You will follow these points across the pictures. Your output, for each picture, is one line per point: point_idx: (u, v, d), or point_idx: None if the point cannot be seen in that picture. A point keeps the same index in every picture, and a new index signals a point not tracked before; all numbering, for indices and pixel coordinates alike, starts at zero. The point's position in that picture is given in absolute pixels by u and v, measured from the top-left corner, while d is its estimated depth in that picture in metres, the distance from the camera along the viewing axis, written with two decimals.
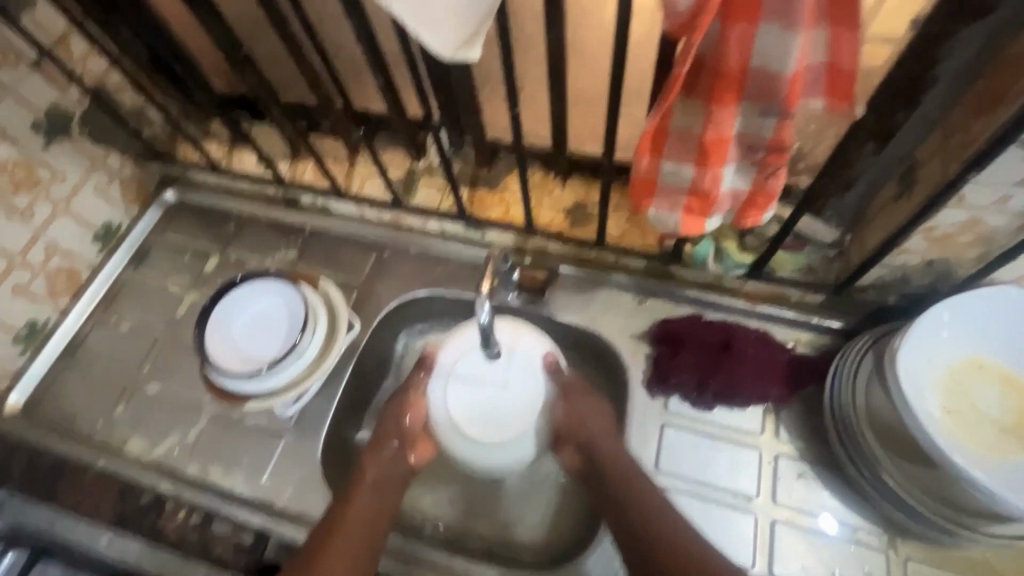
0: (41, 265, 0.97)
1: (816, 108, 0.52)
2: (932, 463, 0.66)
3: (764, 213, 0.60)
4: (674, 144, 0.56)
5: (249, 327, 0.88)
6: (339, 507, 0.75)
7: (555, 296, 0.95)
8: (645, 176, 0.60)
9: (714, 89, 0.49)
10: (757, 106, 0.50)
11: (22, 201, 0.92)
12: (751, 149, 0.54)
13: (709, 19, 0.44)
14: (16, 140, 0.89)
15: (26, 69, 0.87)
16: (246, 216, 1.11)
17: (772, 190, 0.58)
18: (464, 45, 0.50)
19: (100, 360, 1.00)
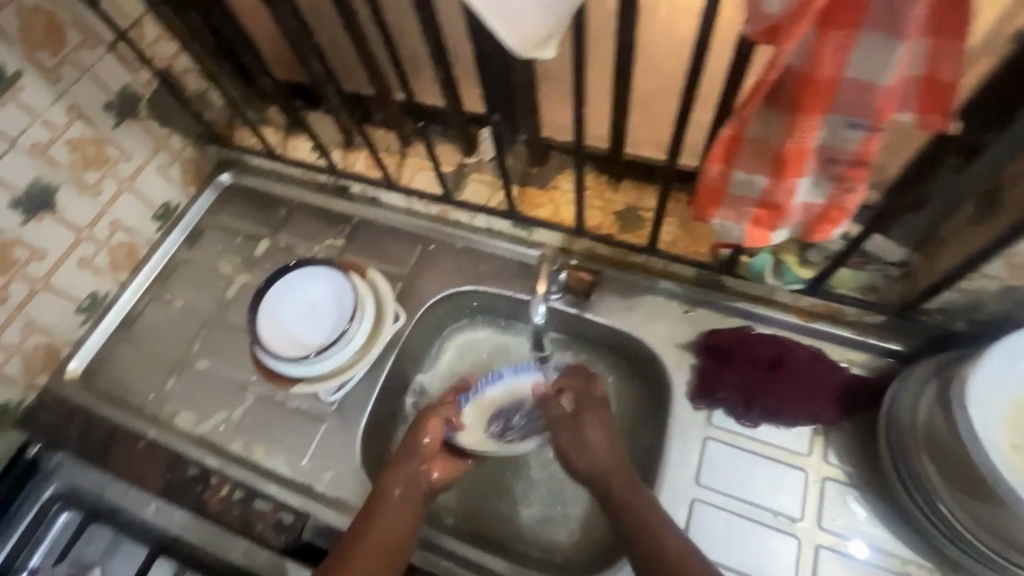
0: (105, 240, 1.00)
1: (906, 122, 0.49)
2: (997, 503, 0.63)
3: (835, 228, 0.58)
4: (748, 154, 0.54)
5: (298, 312, 0.90)
6: (361, 521, 0.75)
7: (599, 299, 0.93)
8: (714, 184, 0.58)
9: (800, 99, 0.47)
10: (845, 118, 0.48)
11: (91, 178, 0.95)
12: (831, 163, 0.52)
13: (803, 27, 0.42)
14: (89, 119, 0.92)
15: (103, 51, 0.91)
16: (297, 202, 1.13)
17: (848, 206, 0.55)
18: (541, 43, 0.50)
19: (153, 334, 1.04)
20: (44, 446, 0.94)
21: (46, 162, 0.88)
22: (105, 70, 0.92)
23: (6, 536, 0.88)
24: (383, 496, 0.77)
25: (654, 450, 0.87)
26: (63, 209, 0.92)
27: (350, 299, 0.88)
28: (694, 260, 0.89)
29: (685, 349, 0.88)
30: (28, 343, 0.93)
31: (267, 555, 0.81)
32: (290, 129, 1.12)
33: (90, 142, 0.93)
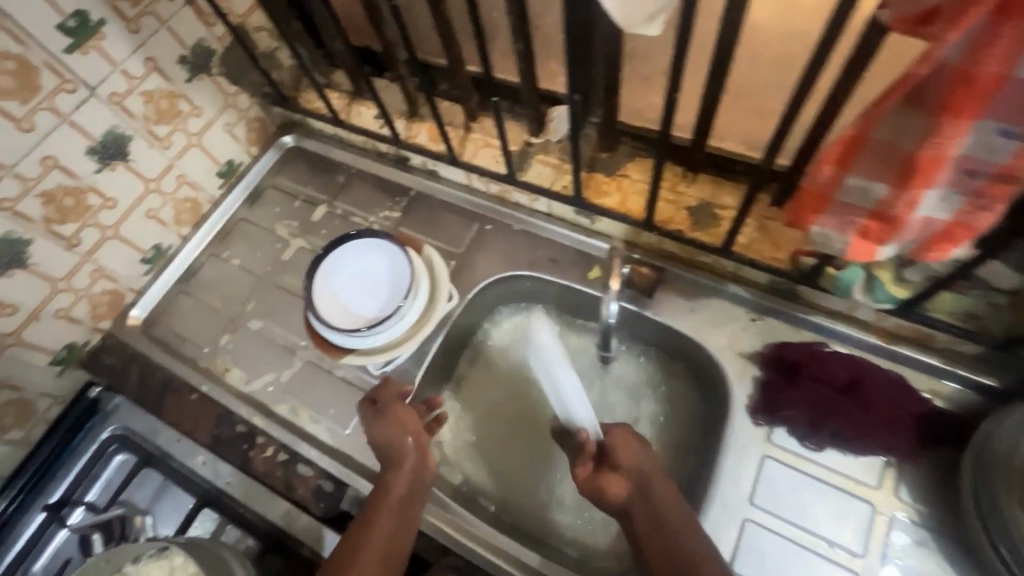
0: (171, 193, 1.02)
1: None
2: None
3: (956, 248, 0.51)
4: (869, 158, 0.48)
5: (353, 283, 0.90)
6: (359, 523, 0.75)
7: (661, 298, 0.89)
8: (821, 188, 0.53)
9: (949, 97, 0.40)
10: (999, 124, 0.41)
11: (162, 130, 0.96)
12: (971, 175, 0.45)
13: (971, 16, 0.36)
14: (163, 71, 0.92)
15: (181, 4, 0.90)
16: (357, 170, 1.12)
17: (980, 227, 0.48)
18: (646, 20, 0.46)
19: (210, 290, 1.05)
20: (105, 388, 0.98)
21: (122, 113, 0.89)
22: (182, 22, 0.92)
23: (68, 468, 0.93)
24: (380, 499, 0.76)
25: (706, 462, 0.83)
26: (135, 160, 0.93)
27: (407, 274, 0.87)
28: (772, 267, 0.81)
29: (750, 360, 0.83)
30: (95, 288, 0.96)
31: (306, 520, 0.83)
32: (355, 94, 1.09)
33: (163, 95, 0.94)
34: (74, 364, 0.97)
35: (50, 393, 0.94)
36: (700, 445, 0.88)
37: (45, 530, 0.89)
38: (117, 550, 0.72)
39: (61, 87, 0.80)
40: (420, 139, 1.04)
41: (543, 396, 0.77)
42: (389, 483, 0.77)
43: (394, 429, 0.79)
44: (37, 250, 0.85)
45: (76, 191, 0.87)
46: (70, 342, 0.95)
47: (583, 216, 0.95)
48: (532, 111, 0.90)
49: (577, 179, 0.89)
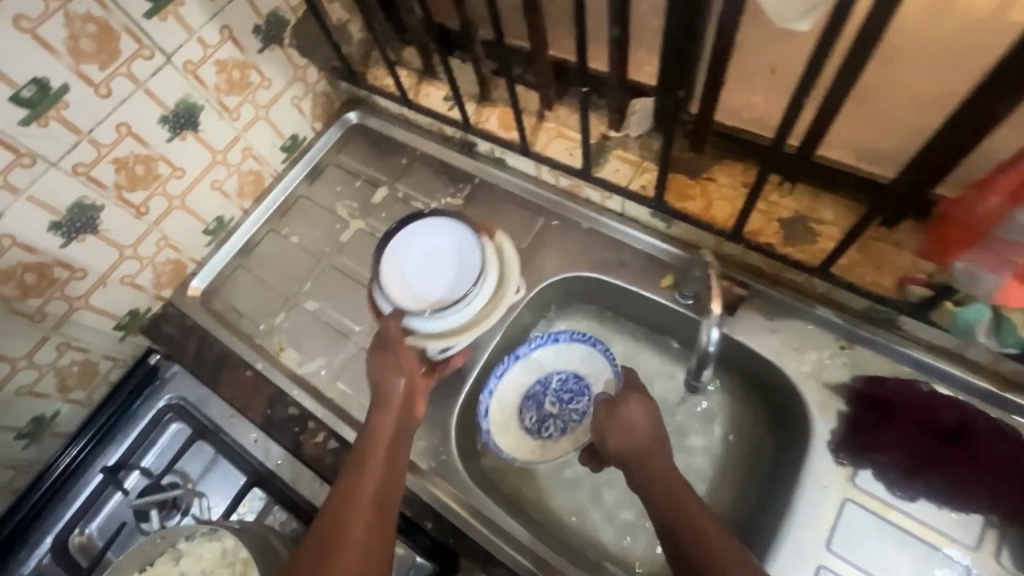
0: (236, 165, 1.01)
1: None
2: None
3: None
4: None
5: (417, 262, 0.84)
6: (353, 461, 0.73)
7: (741, 315, 0.82)
8: (978, 220, 0.55)
9: None
10: None
11: (232, 102, 0.94)
12: None
13: None
14: (237, 40, 0.90)
15: None
16: (420, 153, 1.09)
17: None
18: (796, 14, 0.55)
19: (268, 266, 1.05)
20: (164, 356, 0.99)
21: (195, 82, 0.87)
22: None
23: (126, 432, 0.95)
24: (369, 437, 0.75)
25: (774, 497, 0.77)
26: (205, 130, 0.92)
27: (477, 261, 0.81)
28: (874, 293, 0.73)
29: (838, 392, 0.76)
30: (160, 256, 0.96)
31: None
32: (424, 74, 1.05)
33: (235, 66, 0.91)
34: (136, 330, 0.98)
35: (113, 356, 0.96)
36: (767, 477, 0.82)
37: (103, 490, 0.91)
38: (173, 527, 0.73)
39: (139, 53, 0.79)
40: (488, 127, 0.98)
41: (554, 412, 0.93)
42: (376, 419, 0.76)
43: (389, 368, 0.79)
44: (108, 216, 0.85)
45: (147, 159, 0.86)
46: (134, 308, 0.96)
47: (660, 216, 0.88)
48: (616, 104, 0.84)
49: (660, 180, 0.82)
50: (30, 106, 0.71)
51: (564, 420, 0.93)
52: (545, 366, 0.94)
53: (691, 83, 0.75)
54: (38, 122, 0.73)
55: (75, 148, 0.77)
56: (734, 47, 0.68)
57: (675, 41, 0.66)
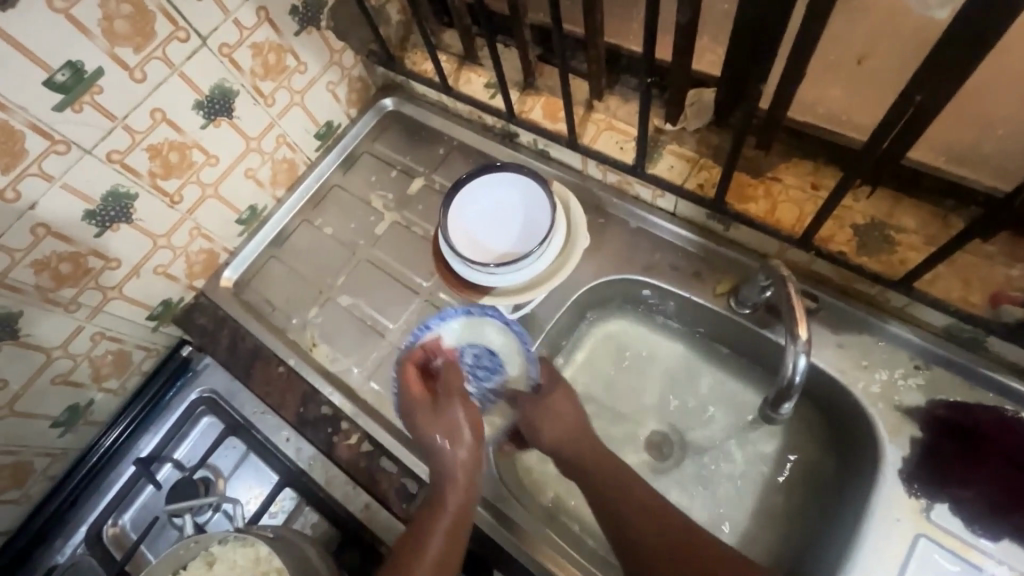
0: (270, 153, 0.97)
1: None
2: None
3: None
4: None
5: (481, 218, 0.82)
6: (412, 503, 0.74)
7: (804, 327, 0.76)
8: None
9: None
10: None
11: (267, 87, 0.90)
12: None
13: None
14: (273, 21, 0.86)
15: None
16: (458, 143, 1.04)
17: None
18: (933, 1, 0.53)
19: (300, 258, 1.02)
20: (197, 347, 0.98)
21: (230, 66, 0.84)
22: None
23: None
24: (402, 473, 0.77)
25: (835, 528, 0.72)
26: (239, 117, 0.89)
27: (544, 226, 0.78)
28: (962, 312, 0.66)
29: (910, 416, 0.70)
30: (193, 246, 0.94)
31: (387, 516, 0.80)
32: (465, 59, 0.99)
33: (270, 50, 0.87)
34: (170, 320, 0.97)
35: (146, 346, 0.95)
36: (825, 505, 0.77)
37: (137, 481, 0.91)
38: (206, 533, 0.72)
39: (174, 35, 0.75)
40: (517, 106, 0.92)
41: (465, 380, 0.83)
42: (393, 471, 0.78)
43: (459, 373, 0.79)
44: (141, 204, 0.83)
45: (182, 147, 0.83)
46: (167, 299, 0.94)
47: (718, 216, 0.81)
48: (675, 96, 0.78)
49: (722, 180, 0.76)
50: (65, 91, 0.69)
51: (481, 395, 0.85)
52: (456, 340, 0.81)
53: (767, 74, 0.68)
54: (73, 107, 0.70)
55: (109, 134, 0.75)
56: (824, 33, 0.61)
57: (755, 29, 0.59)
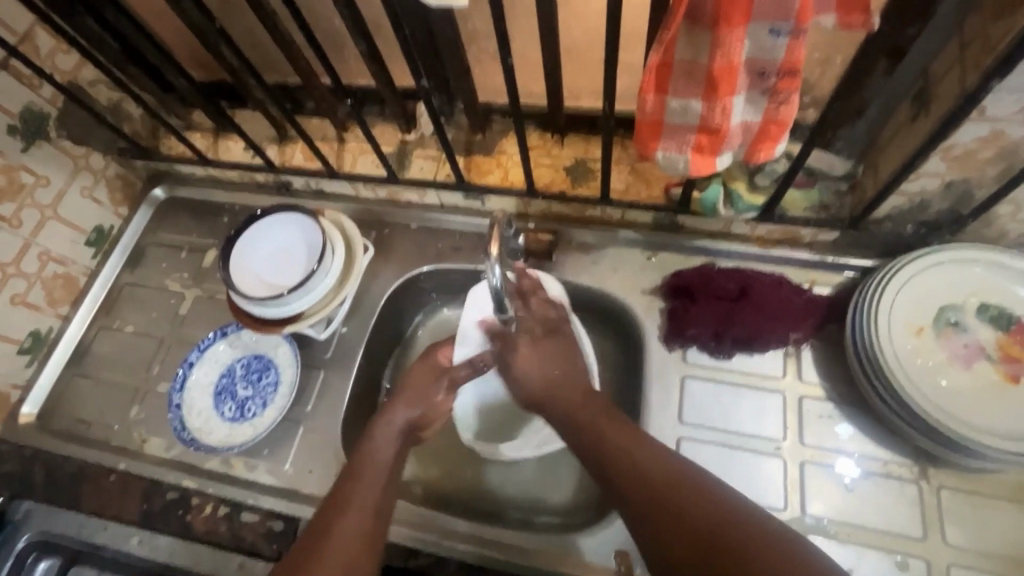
0: (35, 273, 0.81)
1: (828, 26, 0.42)
2: (974, 422, 0.59)
3: (778, 145, 0.49)
4: (681, 79, 0.45)
5: (275, 262, 0.76)
6: (292, 557, 0.53)
7: (892, 271, 0.64)
8: (649, 117, 0.49)
9: (718, 9, 0.40)
10: (767, 25, 0.41)
11: (44, 170, 0.79)
12: (761, 77, 0.44)
13: None
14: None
15: (48, 141, 0.79)
16: (413, 230, 0.86)
17: (787, 119, 0.47)
18: None
19: (114, 367, 0.84)
20: (121, 498, 0.74)
21: None
22: (335, 60, 0.80)
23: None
24: (322, 541, 0.53)
25: (979, 526, 0.60)
26: (291, 196, 0.91)
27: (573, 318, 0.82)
28: None
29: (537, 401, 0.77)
30: (46, 271, 0.83)
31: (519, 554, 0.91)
32: (367, 150, 0.85)
33: (300, 145, 0.88)
34: (160, 388, 0.82)
35: (99, 505, 0.74)
36: (924, 517, 0.61)
37: (25, 561, 0.74)
38: (224, 551, 0.69)
39: None
40: (430, 150, 0.83)
41: (250, 394, 0.78)
42: (341, 518, 0.55)
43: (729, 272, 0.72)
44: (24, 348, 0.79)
45: (7, 170, 0.75)
46: (34, 329, 0.83)
47: (765, 180, 0.67)
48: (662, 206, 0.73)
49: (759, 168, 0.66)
50: (29, 354, 0.83)
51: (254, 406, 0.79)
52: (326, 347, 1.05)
53: (871, 91, 0.60)
54: (39, 363, 0.84)
55: None
56: (930, 29, 0.53)
57: (862, 47, 0.51)
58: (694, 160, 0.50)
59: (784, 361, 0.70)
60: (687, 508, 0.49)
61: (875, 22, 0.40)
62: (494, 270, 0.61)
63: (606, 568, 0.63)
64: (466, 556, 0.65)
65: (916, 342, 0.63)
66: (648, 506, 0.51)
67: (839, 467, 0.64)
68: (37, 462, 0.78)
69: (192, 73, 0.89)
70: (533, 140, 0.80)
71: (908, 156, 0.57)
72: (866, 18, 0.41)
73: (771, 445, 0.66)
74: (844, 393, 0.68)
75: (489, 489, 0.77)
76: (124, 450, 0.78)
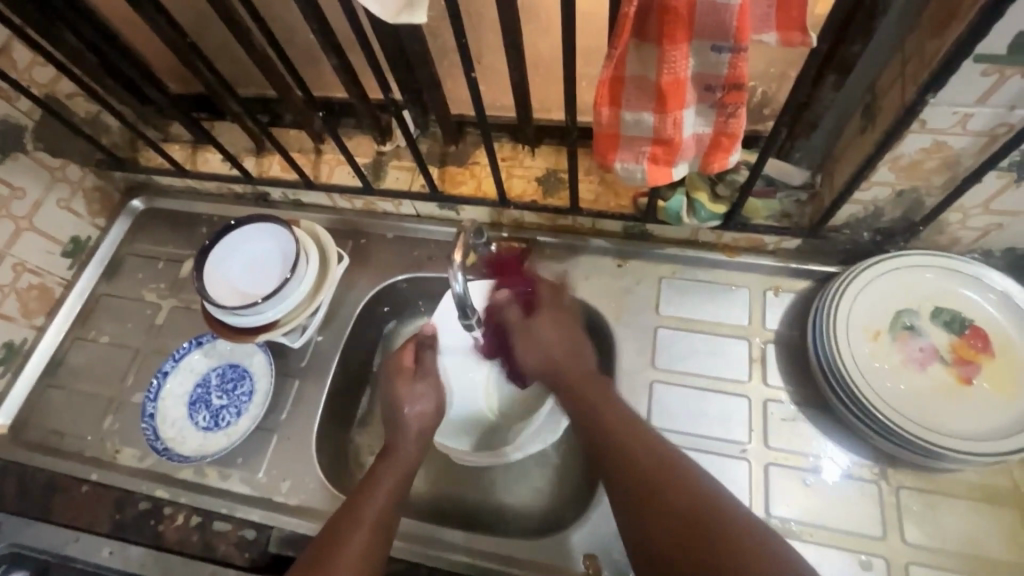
0: (10, 284, 0.81)
1: (770, 44, 0.45)
2: (927, 423, 0.61)
3: (730, 156, 0.51)
4: (633, 94, 0.47)
5: (250, 271, 0.77)
6: (307, 561, 0.55)
7: (850, 277, 0.66)
8: (606, 129, 0.51)
9: (662, 27, 0.42)
10: (709, 42, 0.43)
11: (20, 182, 0.80)
12: (708, 91, 0.46)
13: None
14: None
15: (24, 153, 0.80)
16: (390, 240, 0.87)
17: (737, 131, 0.49)
18: (407, 7, 0.45)
19: (89, 378, 0.84)
20: (93, 508, 0.74)
21: None
22: (311, 73, 0.82)
23: None
24: (336, 550, 0.55)
25: (936, 524, 0.62)
26: (269, 207, 0.92)
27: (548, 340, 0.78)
28: None
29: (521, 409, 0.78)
30: (21, 282, 0.83)
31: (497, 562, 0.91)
32: (343, 161, 0.86)
33: (277, 156, 0.89)
34: (134, 398, 0.82)
35: (69, 517, 0.74)
36: (883, 515, 0.63)
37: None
38: (196, 562, 0.69)
39: None
40: (405, 161, 0.84)
41: (224, 404, 0.78)
42: (357, 529, 0.57)
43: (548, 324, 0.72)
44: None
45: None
46: (8, 340, 0.83)
47: (726, 190, 0.69)
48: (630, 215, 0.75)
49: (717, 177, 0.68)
50: (2, 365, 0.83)
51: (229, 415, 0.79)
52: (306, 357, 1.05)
53: (823, 104, 0.62)
54: (12, 375, 0.84)
55: None
56: (873, 44, 0.55)
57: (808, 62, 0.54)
58: (651, 171, 0.52)
59: (749, 365, 0.72)
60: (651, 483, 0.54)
61: (810, 39, 0.42)
62: (458, 278, 0.62)
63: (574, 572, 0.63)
64: (438, 561, 0.66)
65: (874, 347, 0.65)
66: (627, 487, 0.55)
67: (803, 468, 0.66)
68: (8, 474, 0.78)
69: (170, 86, 0.90)
70: (505, 151, 0.82)
71: (858, 165, 0.59)
72: (803, 34, 0.43)
73: (737, 448, 0.68)
74: (806, 397, 0.69)
75: (463, 495, 0.77)
76: (97, 461, 0.78)
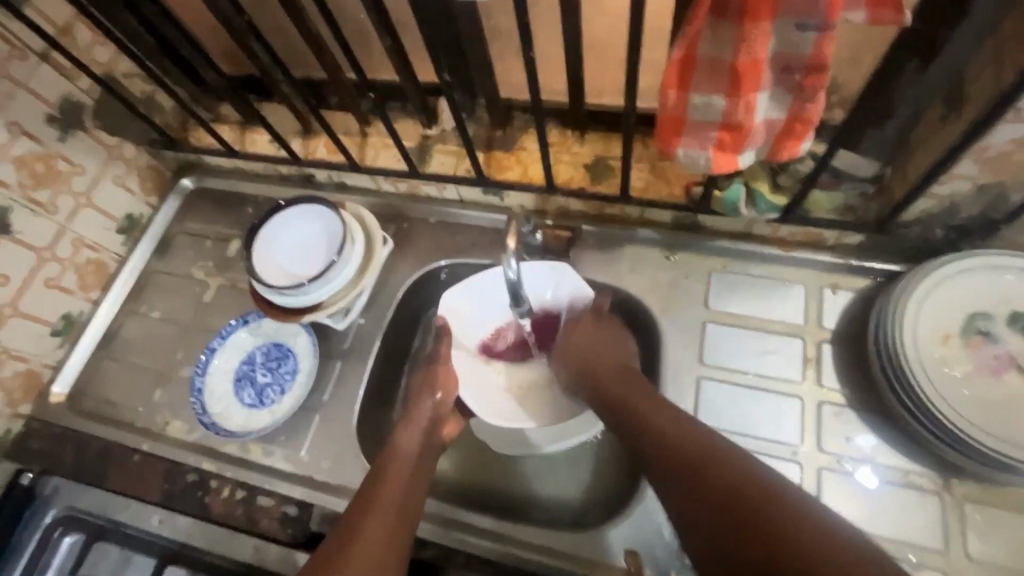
0: (69, 258, 0.84)
1: (858, 21, 0.41)
2: (1000, 436, 0.57)
3: (802, 143, 0.48)
4: (704, 74, 0.45)
5: (296, 252, 0.77)
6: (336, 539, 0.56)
7: (918, 277, 0.63)
8: (670, 112, 0.49)
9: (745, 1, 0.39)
10: (793, 20, 0.40)
11: (80, 159, 0.82)
12: (786, 72, 0.44)
13: None
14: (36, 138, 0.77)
15: (84, 131, 0.82)
16: (432, 224, 0.86)
17: (812, 117, 0.46)
18: None
19: (140, 351, 0.87)
20: (145, 476, 0.76)
21: None
22: (360, 55, 0.81)
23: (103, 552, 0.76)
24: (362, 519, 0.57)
25: (1002, 539, 0.58)
26: (313, 188, 0.92)
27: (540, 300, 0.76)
28: None
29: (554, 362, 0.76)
30: (80, 257, 0.86)
31: None
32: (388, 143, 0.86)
33: (323, 138, 0.89)
34: (182, 373, 0.84)
35: (121, 484, 0.76)
36: (945, 528, 0.60)
37: (51, 536, 0.77)
38: (240, 534, 0.71)
39: None
40: (451, 145, 0.83)
41: (269, 381, 0.79)
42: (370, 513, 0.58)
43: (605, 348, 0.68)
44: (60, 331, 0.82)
45: (45, 157, 0.78)
46: (67, 312, 0.86)
47: (788, 181, 0.66)
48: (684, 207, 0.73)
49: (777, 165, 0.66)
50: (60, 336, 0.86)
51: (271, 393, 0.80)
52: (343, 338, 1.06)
53: (902, 92, 0.58)
54: (69, 346, 0.87)
55: None
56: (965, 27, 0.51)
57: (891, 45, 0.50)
58: (716, 157, 0.49)
59: (803, 365, 0.69)
60: (754, 531, 0.46)
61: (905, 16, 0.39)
62: (510, 264, 0.61)
63: (614, 567, 0.62)
64: (474, 548, 0.66)
65: (943, 351, 0.61)
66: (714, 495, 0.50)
67: (857, 474, 0.63)
68: (66, 440, 0.81)
69: (222, 67, 0.91)
70: (553, 137, 0.80)
71: (939, 157, 0.55)
72: (897, 10, 0.40)
73: (789, 449, 0.65)
74: (864, 399, 0.66)
75: (499, 484, 0.77)
76: (148, 431, 0.80)
